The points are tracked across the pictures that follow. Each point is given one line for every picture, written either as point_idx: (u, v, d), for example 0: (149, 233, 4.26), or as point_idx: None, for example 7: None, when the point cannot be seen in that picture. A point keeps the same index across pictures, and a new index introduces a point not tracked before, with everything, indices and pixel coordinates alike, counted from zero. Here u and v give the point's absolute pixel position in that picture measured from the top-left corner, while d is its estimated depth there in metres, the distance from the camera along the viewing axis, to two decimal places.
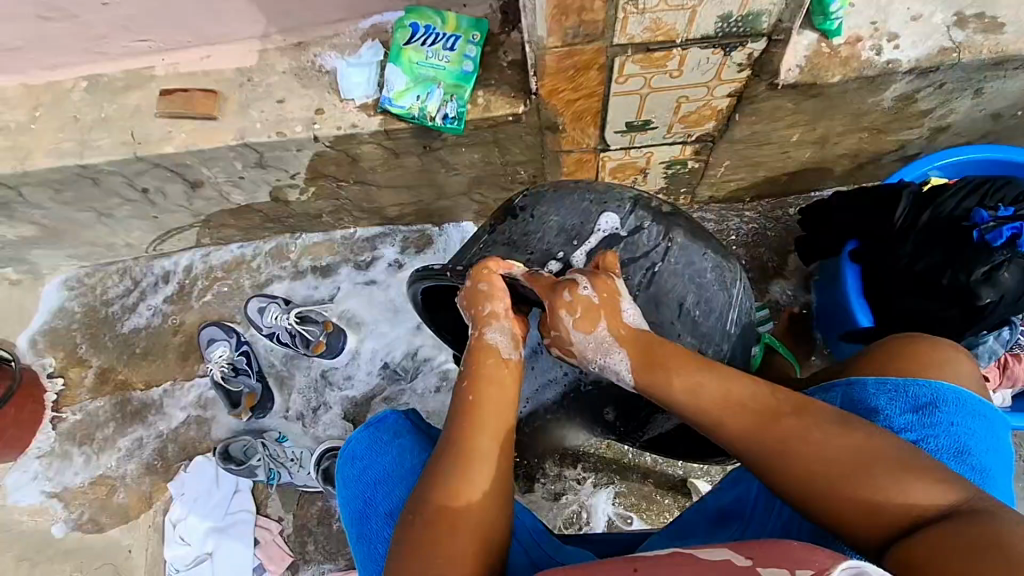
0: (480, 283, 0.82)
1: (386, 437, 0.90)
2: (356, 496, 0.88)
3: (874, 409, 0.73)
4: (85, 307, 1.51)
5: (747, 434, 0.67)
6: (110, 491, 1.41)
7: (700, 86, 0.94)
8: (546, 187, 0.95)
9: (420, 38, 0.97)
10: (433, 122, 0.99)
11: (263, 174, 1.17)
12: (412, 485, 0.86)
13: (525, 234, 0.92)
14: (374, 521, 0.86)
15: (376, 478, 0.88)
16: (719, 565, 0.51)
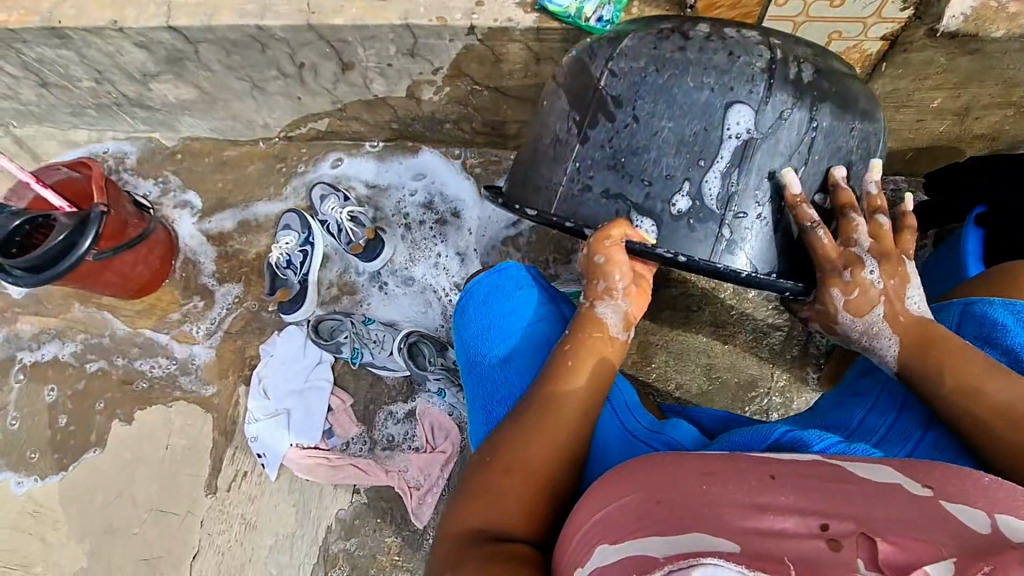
0: (598, 252, 0.85)
1: (507, 287, 1.00)
2: (474, 335, 0.99)
3: (998, 324, 0.77)
4: (217, 175, 1.68)
5: (1012, 446, 0.68)
6: (207, 342, 1.53)
7: (857, 22, 0.96)
8: (649, 71, 0.86)
9: None
10: (586, 23, 1.05)
11: (410, 64, 1.26)
12: (526, 336, 0.96)
13: (638, 154, 0.87)
14: (487, 366, 0.96)
15: (491, 326, 0.98)
16: (891, 488, 0.51)
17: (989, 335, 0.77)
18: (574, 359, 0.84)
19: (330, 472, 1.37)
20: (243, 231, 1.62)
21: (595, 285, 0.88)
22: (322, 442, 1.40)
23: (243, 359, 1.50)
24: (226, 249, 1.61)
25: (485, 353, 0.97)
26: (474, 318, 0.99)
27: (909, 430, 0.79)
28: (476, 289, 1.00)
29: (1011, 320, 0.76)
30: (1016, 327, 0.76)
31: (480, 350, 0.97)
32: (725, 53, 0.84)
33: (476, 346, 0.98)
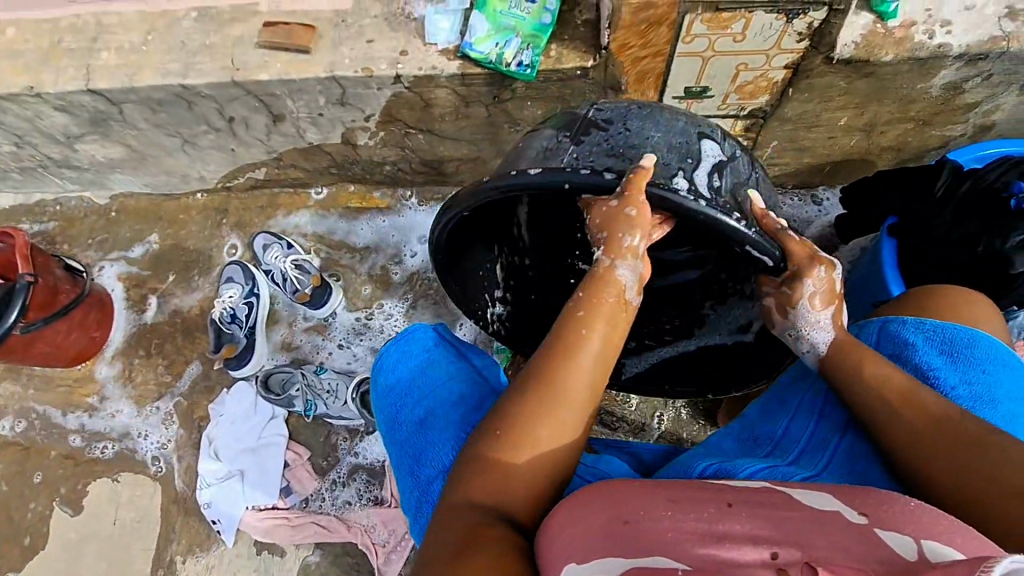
0: (630, 205, 0.73)
1: (417, 350, 0.94)
2: (388, 404, 0.93)
3: (907, 343, 0.82)
4: (156, 232, 1.64)
5: (915, 431, 0.71)
6: (154, 405, 1.49)
7: (760, 53, 1.02)
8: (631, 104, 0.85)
9: None
10: (508, 68, 1.08)
11: (341, 112, 1.27)
12: (444, 392, 0.90)
13: (627, 145, 0.80)
14: (407, 428, 0.89)
15: (406, 389, 0.92)
16: (831, 513, 0.55)
17: (899, 354, 0.82)
18: (586, 314, 0.74)
19: (290, 533, 1.33)
20: (186, 288, 1.58)
21: (618, 242, 0.75)
22: (280, 501, 1.36)
23: (192, 421, 1.45)
24: (169, 307, 1.57)
25: (404, 420, 0.90)
26: (388, 384, 0.93)
27: (828, 437, 0.78)
28: (387, 355, 0.95)
29: (921, 339, 0.82)
30: (923, 344, 0.81)
31: (397, 417, 0.91)
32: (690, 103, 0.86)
33: (391, 414, 0.92)
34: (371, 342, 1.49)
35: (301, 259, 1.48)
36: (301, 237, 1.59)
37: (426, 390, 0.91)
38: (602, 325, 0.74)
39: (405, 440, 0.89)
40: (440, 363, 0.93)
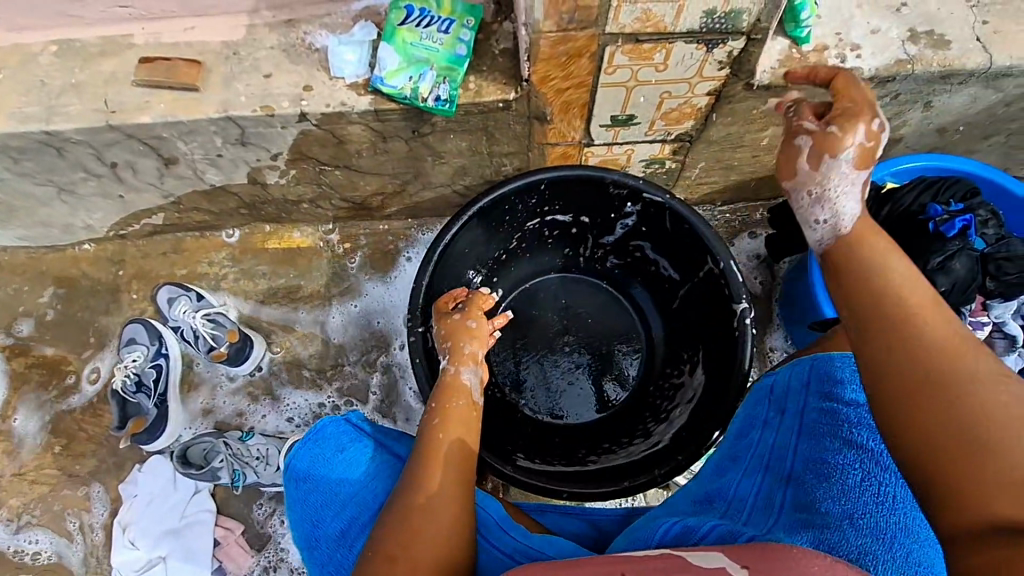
0: (472, 320, 0.99)
1: (329, 454, 0.88)
2: (304, 519, 0.85)
3: (840, 380, 0.81)
4: (39, 290, 1.44)
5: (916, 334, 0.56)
6: (54, 489, 1.32)
7: (683, 82, 0.99)
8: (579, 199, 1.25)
9: (414, 20, 0.99)
10: (425, 103, 1.00)
11: (243, 152, 1.14)
12: (359, 495, 0.84)
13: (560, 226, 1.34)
14: (325, 545, 0.83)
15: (319, 499, 0.85)
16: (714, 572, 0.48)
17: (830, 393, 0.81)
18: (441, 418, 0.86)
19: None
20: (81, 353, 1.41)
21: (460, 351, 0.97)
22: None
23: (101, 504, 1.31)
24: (62, 375, 1.39)
25: (320, 531, 0.84)
26: (301, 499, 0.87)
27: (773, 504, 0.74)
28: (296, 463, 0.88)
29: (850, 376, 0.81)
30: (851, 380, 0.80)
31: (313, 528, 0.84)
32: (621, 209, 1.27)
33: (308, 530, 0.85)
34: (301, 395, 1.37)
35: (214, 312, 1.34)
36: (212, 284, 1.45)
37: (342, 499, 0.84)
38: (458, 424, 0.86)
39: (330, 555, 0.82)
40: (354, 464, 0.87)
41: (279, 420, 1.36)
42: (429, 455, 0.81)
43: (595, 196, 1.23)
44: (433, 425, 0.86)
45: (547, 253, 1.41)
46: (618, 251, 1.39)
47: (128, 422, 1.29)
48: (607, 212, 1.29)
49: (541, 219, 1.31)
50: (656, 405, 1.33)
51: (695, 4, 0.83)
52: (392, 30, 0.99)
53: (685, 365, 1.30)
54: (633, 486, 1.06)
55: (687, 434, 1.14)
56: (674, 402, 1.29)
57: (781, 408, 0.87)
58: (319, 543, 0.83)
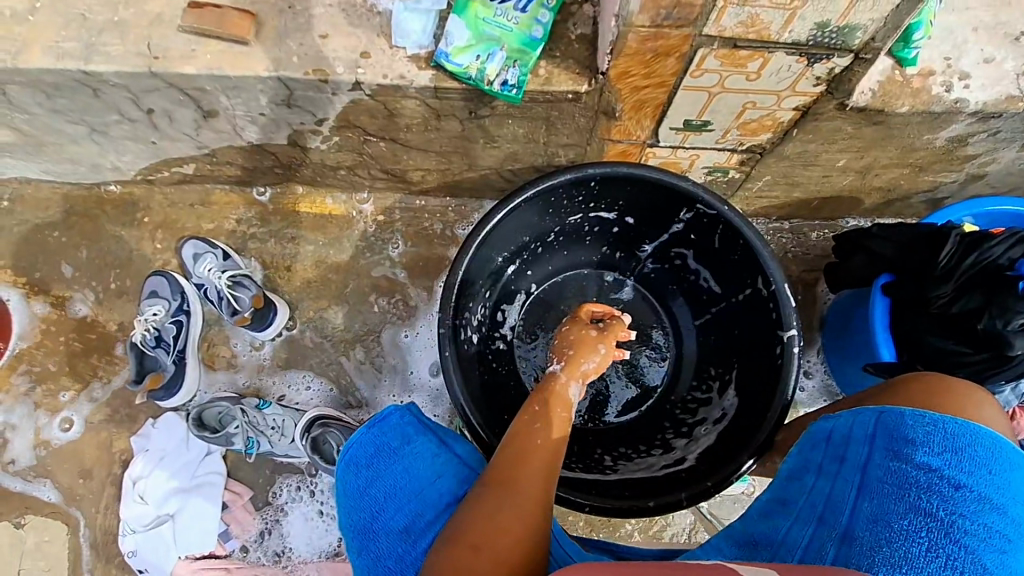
0: (602, 342, 0.92)
1: (396, 444, 0.83)
2: (363, 509, 0.80)
3: (909, 440, 0.69)
4: (60, 230, 1.39)
5: None
6: (65, 435, 1.31)
7: (771, 94, 0.91)
8: (632, 194, 1.13)
9: None
10: (489, 86, 0.93)
11: (288, 114, 1.07)
12: (426, 493, 0.79)
13: (602, 221, 1.23)
14: (383, 538, 0.78)
15: (384, 490, 0.80)
16: None
17: (900, 451, 0.68)
18: (541, 412, 0.82)
19: None
20: (101, 299, 1.37)
21: (579, 366, 0.89)
22: (218, 548, 1.24)
23: (112, 454, 1.30)
24: (80, 320, 1.36)
25: (382, 523, 0.79)
26: (362, 487, 0.81)
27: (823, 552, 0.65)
28: (358, 448, 0.83)
29: (923, 437, 0.68)
30: (925, 441, 0.68)
31: (375, 519, 0.79)
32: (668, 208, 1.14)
33: (365, 520, 0.80)
34: (322, 369, 1.35)
35: (239, 273, 1.30)
36: (238, 243, 1.40)
37: (408, 493, 0.79)
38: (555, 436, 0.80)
39: (388, 550, 0.77)
40: (421, 457, 0.82)
41: (298, 391, 1.34)
42: (520, 458, 0.76)
43: (647, 193, 1.11)
44: (527, 426, 0.81)
45: (586, 249, 1.30)
46: (657, 256, 1.28)
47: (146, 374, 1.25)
48: (656, 213, 1.17)
49: (584, 213, 1.19)
50: (678, 416, 1.24)
51: (808, 15, 0.75)
52: (463, 3, 0.92)
53: (715, 382, 1.21)
54: (661, 506, 0.98)
55: (717, 458, 1.06)
56: (697, 418, 1.21)
57: (839, 454, 0.74)
58: (376, 535, 0.78)
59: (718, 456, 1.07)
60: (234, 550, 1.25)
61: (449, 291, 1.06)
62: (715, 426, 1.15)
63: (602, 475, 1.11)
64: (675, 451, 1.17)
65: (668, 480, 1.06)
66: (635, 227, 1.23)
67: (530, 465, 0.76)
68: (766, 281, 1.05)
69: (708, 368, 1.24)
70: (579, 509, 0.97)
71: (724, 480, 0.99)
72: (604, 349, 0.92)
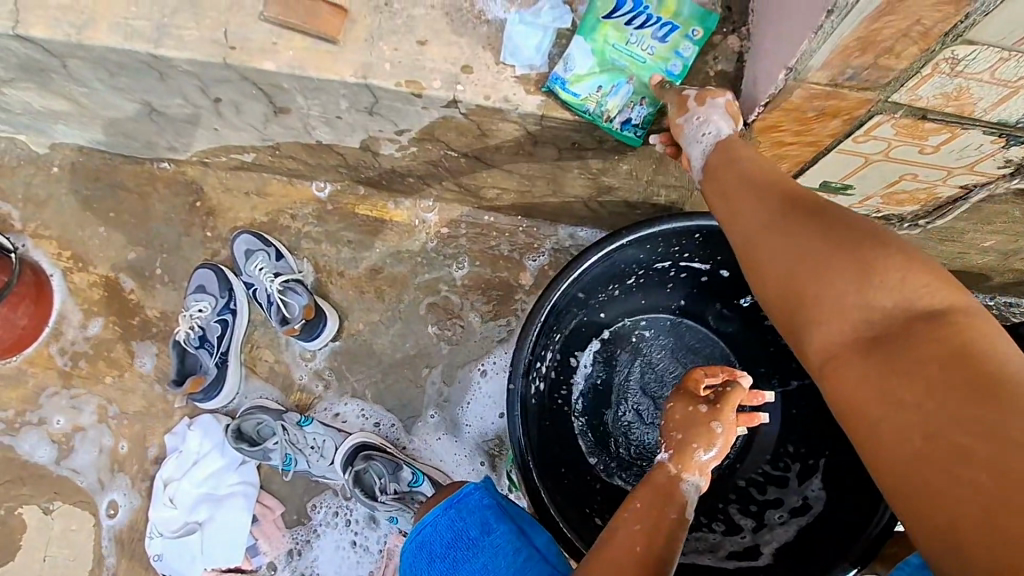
0: (716, 420, 0.76)
1: (474, 534, 0.78)
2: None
3: None
4: (109, 204, 1.32)
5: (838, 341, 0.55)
6: (97, 424, 1.26)
7: (940, 169, 0.77)
8: (734, 250, 1.01)
9: (626, 15, 0.77)
10: (608, 124, 0.81)
11: (366, 121, 0.96)
12: None
13: (692, 271, 1.11)
14: None
15: None
16: None
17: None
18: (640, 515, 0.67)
19: None
20: (145, 284, 1.30)
21: (690, 453, 0.74)
22: (245, 563, 1.19)
23: (144, 450, 1.25)
24: (121, 303, 1.30)
25: None
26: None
27: None
28: (432, 532, 0.80)
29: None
30: None
31: None
32: None
33: None
34: (368, 386, 1.27)
35: (291, 277, 1.21)
36: (292, 239, 1.31)
37: None
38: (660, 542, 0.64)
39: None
40: (501, 551, 0.76)
41: (341, 406, 1.26)
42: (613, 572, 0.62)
43: None
44: (628, 528, 0.66)
45: (665, 296, 1.18)
46: (744, 315, 1.15)
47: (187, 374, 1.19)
48: None
49: (674, 262, 1.08)
50: (745, 490, 1.12)
51: None
52: (594, 23, 0.78)
53: (795, 462, 1.09)
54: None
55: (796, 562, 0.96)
56: (768, 498, 1.09)
57: None
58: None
59: (803, 559, 0.99)
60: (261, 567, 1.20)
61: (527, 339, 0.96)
62: (794, 515, 1.05)
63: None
64: (744, 532, 1.07)
65: None
66: (728, 281, 1.10)
67: None
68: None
69: (787, 443, 1.11)
70: None
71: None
72: (720, 428, 0.75)
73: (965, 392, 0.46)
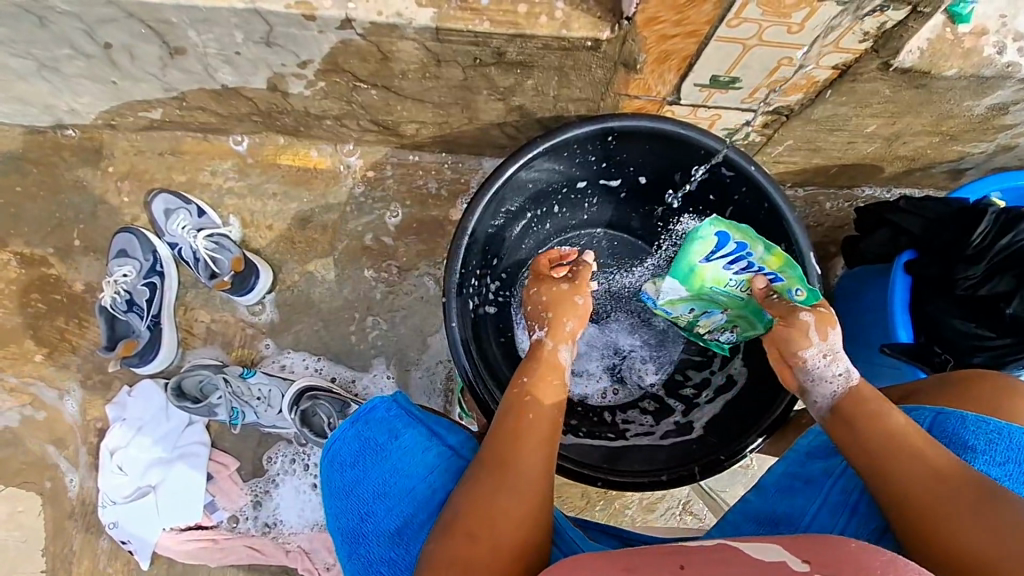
0: (579, 294, 0.90)
1: (382, 440, 0.80)
2: (350, 510, 0.78)
3: (965, 446, 0.73)
4: (12, 177, 1.26)
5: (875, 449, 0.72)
6: (33, 402, 1.23)
7: (811, 49, 0.82)
8: (645, 153, 1.06)
9: (722, 258, 1.01)
10: (701, 335, 1.13)
11: (267, 54, 0.95)
12: (413, 492, 0.76)
13: (611, 183, 1.15)
14: (374, 541, 0.76)
15: (373, 493, 0.77)
16: (774, 564, 0.48)
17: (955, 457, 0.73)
18: (532, 395, 0.78)
19: (217, 554, 1.19)
20: (65, 258, 1.26)
21: (561, 328, 0.87)
22: (204, 519, 1.20)
23: (85, 423, 1.22)
24: (41, 277, 1.25)
25: (372, 526, 0.76)
26: (349, 486, 0.79)
27: (837, 512, 0.77)
28: (342, 444, 0.81)
29: (981, 446, 0.72)
30: (983, 452, 0.72)
31: (363, 523, 0.77)
32: (682, 171, 1.07)
33: (354, 523, 0.77)
34: (311, 336, 1.27)
35: (216, 233, 1.21)
36: (214, 197, 1.28)
37: (398, 491, 0.77)
38: (549, 400, 0.78)
39: (380, 553, 0.75)
40: (410, 451, 0.78)
41: (286, 357, 1.26)
42: (516, 437, 0.73)
43: (664, 152, 1.04)
44: (520, 398, 0.77)
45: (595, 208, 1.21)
46: (664, 221, 1.21)
47: (115, 344, 1.17)
48: (669, 175, 1.10)
49: (594, 175, 1.12)
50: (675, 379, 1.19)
51: None
52: (687, 270, 1.04)
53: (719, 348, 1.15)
54: (674, 479, 0.96)
55: (727, 431, 1.03)
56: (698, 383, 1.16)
57: None
58: (365, 538, 0.76)
59: (728, 427, 1.04)
60: (221, 521, 1.20)
61: (459, 251, 0.98)
62: (720, 393, 1.11)
63: (606, 440, 1.09)
64: (675, 413, 1.14)
65: (676, 451, 1.03)
66: (646, 188, 1.15)
67: (525, 445, 0.72)
68: (790, 248, 1.00)
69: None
70: (592, 483, 0.95)
71: (726, 460, 0.97)
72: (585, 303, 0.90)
73: (976, 475, 0.66)
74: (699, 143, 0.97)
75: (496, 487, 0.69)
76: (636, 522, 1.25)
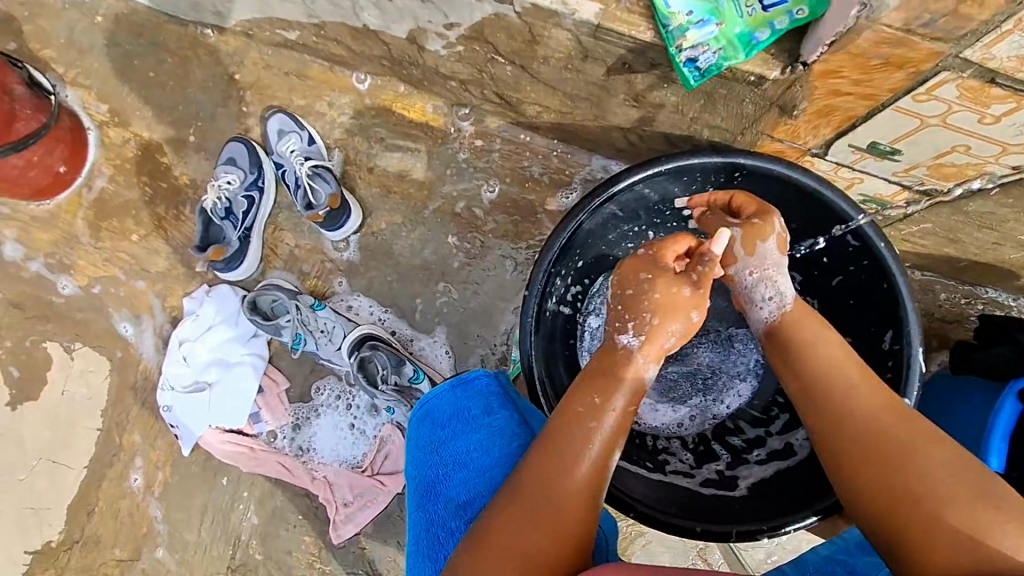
0: (695, 308, 0.82)
1: (475, 412, 0.86)
2: (430, 466, 0.84)
3: None
4: (148, 62, 1.31)
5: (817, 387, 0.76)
6: (121, 277, 1.30)
7: (994, 143, 0.75)
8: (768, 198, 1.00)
9: None
10: (674, 51, 0.79)
11: (419, 7, 0.94)
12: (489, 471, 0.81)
13: None
14: (442, 504, 0.81)
15: (455, 459, 0.83)
16: None
17: None
18: (593, 418, 0.76)
19: (251, 463, 1.26)
20: (178, 151, 1.32)
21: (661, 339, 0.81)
22: (247, 427, 1.26)
23: (162, 310, 1.30)
24: (153, 164, 1.31)
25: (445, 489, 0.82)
26: (436, 443, 0.85)
27: None
28: (438, 403, 0.87)
29: None
30: None
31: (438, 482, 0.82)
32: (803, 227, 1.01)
33: (430, 479, 0.83)
34: (382, 285, 1.29)
35: (320, 164, 1.23)
36: (325, 127, 1.30)
37: (476, 467, 0.82)
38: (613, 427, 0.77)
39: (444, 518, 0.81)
40: (500, 428, 0.84)
41: (353, 300, 1.29)
42: (561, 463, 0.73)
43: (789, 202, 0.97)
44: (575, 414, 0.76)
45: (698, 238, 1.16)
46: None
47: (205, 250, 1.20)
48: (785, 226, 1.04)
49: None
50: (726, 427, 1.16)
51: None
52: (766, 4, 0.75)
53: (782, 412, 1.11)
54: (708, 534, 0.94)
55: (770, 498, 1.00)
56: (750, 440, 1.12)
57: None
58: (438, 497, 0.82)
59: (775, 494, 1.01)
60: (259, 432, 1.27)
61: (554, 251, 0.97)
62: (773, 457, 1.07)
63: (644, 467, 1.07)
64: (718, 461, 1.11)
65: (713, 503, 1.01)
66: None
67: (567, 474, 0.73)
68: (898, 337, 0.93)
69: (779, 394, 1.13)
70: (625, 510, 0.95)
71: (763, 525, 0.94)
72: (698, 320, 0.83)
73: (895, 407, 0.72)
74: (831, 206, 0.92)
75: (532, 510, 0.71)
76: (647, 550, 1.25)
